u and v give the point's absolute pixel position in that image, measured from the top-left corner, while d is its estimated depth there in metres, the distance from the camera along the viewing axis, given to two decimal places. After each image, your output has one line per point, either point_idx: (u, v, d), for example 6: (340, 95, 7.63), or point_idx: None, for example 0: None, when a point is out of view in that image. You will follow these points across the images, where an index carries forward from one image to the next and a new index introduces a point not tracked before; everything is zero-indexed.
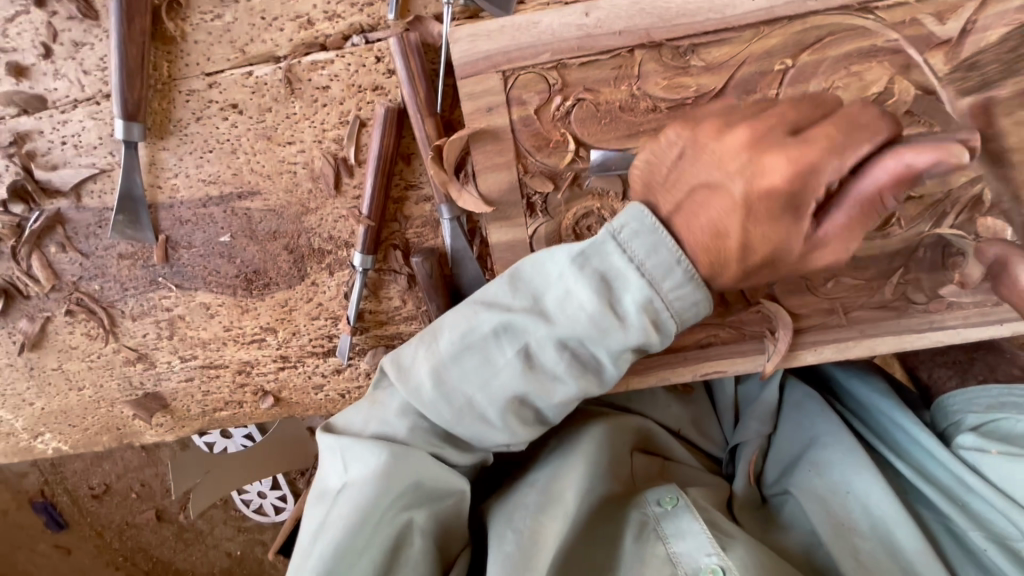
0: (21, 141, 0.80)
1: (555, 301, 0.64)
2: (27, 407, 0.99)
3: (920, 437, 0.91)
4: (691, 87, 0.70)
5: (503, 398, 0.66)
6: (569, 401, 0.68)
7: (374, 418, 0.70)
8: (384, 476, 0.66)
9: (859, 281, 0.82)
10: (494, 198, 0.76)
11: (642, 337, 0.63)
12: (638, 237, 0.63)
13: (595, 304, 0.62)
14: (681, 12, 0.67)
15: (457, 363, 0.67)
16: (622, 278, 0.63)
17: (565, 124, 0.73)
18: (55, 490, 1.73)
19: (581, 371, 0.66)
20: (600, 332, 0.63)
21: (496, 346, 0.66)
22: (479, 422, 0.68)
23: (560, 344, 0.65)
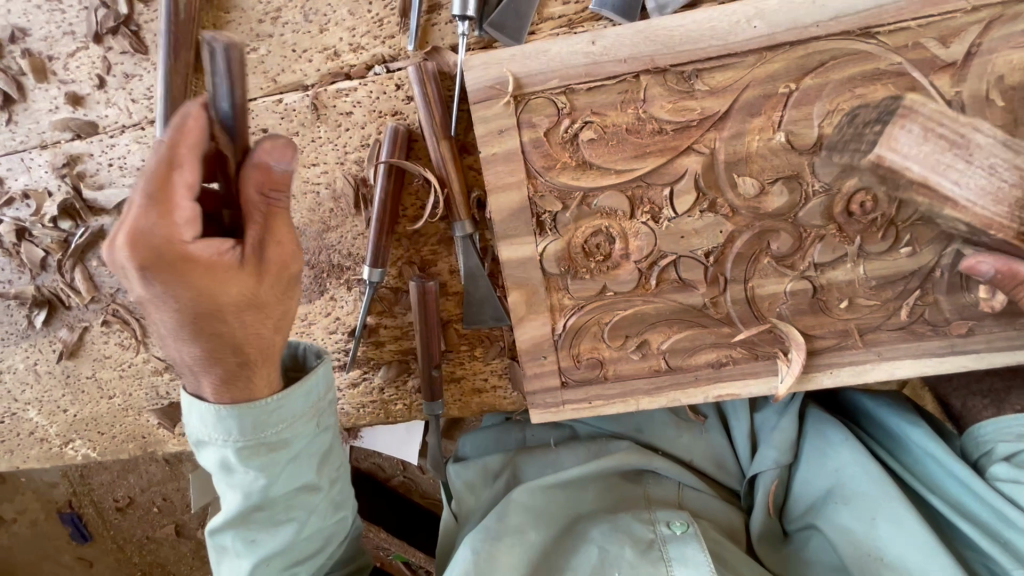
0: (73, 163, 0.87)
1: (221, 493, 0.72)
2: (61, 414, 1.04)
3: (949, 463, 0.89)
4: (696, 110, 0.73)
5: (275, 549, 0.73)
6: (312, 526, 0.76)
7: None
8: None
9: (875, 302, 0.81)
10: (505, 217, 0.79)
11: (275, 461, 0.69)
12: (190, 416, 0.67)
13: (246, 470, 0.68)
14: (685, 39, 0.70)
15: (258, 533, 0.73)
16: (214, 453, 0.68)
17: (573, 146, 0.76)
18: (83, 501, 1.79)
19: (288, 508, 0.73)
20: (245, 504, 0.70)
21: (246, 526, 0.72)
22: (279, 568, 0.75)
23: (256, 508, 0.71)
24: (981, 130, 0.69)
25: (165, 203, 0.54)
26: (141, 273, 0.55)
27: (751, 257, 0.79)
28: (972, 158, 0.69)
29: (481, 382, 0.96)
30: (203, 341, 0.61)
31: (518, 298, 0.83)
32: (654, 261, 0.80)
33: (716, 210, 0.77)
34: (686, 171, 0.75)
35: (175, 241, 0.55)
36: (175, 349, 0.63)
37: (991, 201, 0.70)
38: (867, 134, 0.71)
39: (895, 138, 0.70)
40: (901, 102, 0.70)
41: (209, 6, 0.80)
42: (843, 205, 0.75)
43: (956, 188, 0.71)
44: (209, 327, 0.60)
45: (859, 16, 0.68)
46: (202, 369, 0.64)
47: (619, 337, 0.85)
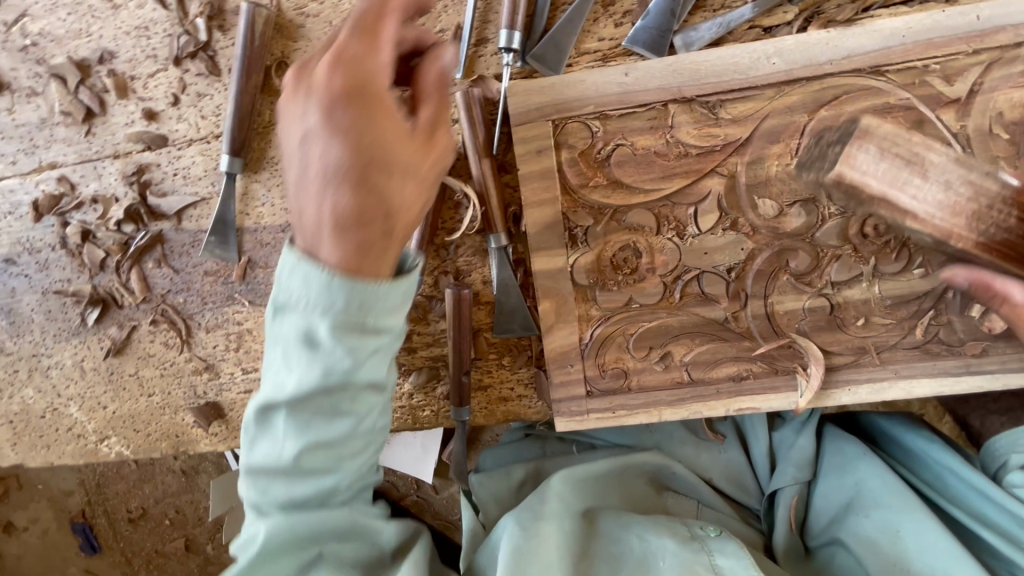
0: (141, 172, 0.95)
1: (282, 361, 0.64)
2: (101, 411, 1.08)
3: (968, 475, 0.91)
4: (719, 137, 0.79)
5: (325, 439, 0.66)
6: (368, 425, 0.69)
7: (252, 485, 0.69)
8: (278, 538, 0.69)
9: (890, 321, 0.84)
10: (539, 230, 0.85)
11: (362, 344, 0.61)
12: (294, 274, 0.60)
13: (331, 353, 0.61)
14: (709, 72, 0.77)
15: (308, 419, 0.65)
16: (303, 320, 0.61)
17: (605, 166, 0.82)
18: (95, 511, 1.80)
19: (352, 402, 0.66)
20: (314, 388, 0.63)
21: (299, 407, 0.65)
22: (320, 458, 0.67)
23: (322, 391, 0.63)
24: (934, 149, 0.75)
25: (373, 40, 0.61)
26: (335, 102, 0.59)
27: (771, 274, 0.84)
28: (928, 175, 0.75)
29: (507, 391, 0.99)
30: (356, 192, 0.59)
31: (548, 307, 0.88)
32: (678, 275, 0.85)
33: (737, 229, 0.82)
34: (710, 192, 0.81)
35: (371, 80, 0.61)
36: (315, 206, 0.61)
37: (947, 214, 0.76)
38: (832, 151, 0.78)
39: (853, 156, 0.76)
40: (858, 125, 0.76)
41: (280, 35, 0.89)
42: (858, 226, 0.80)
43: (913, 202, 0.76)
44: (365, 177, 0.60)
45: (868, 56, 0.75)
46: (330, 233, 0.60)
47: (644, 349, 0.89)
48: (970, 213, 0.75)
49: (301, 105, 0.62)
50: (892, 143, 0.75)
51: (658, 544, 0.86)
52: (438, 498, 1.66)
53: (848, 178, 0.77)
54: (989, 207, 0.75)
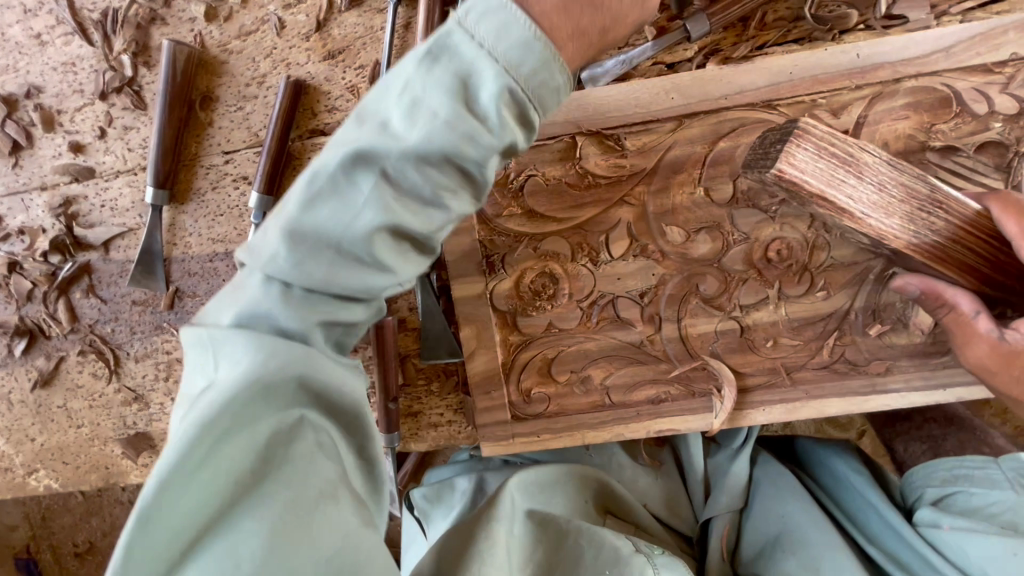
0: (69, 204, 0.95)
1: (404, 115, 0.52)
2: (28, 443, 1.07)
3: (888, 513, 0.92)
4: (626, 167, 0.82)
5: (378, 224, 0.52)
6: (440, 231, 0.58)
7: (252, 288, 0.53)
8: (265, 374, 0.49)
9: (799, 342, 0.87)
10: (458, 257, 0.87)
11: (506, 130, 0.53)
12: (478, 21, 0.51)
13: (478, 116, 0.52)
14: (612, 107, 0.80)
15: (398, 189, 0.53)
16: (460, 65, 0.52)
17: (520, 197, 0.85)
18: (41, 546, 1.75)
19: (443, 182, 0.54)
20: (445, 149, 0.51)
21: (356, 181, 0.52)
22: (364, 257, 0.53)
23: (420, 165, 0.52)
24: (867, 150, 0.71)
25: None
26: None
27: (682, 298, 0.86)
28: (863, 176, 0.71)
29: (438, 416, 0.99)
30: None
31: (469, 332, 0.89)
32: (594, 300, 0.87)
33: (648, 254, 0.85)
34: (619, 220, 0.84)
35: None
36: None
37: (881, 215, 0.71)
38: (772, 152, 0.71)
39: (792, 155, 0.69)
40: (795, 125, 0.71)
41: (205, 71, 0.91)
42: (761, 251, 0.84)
43: (850, 200, 0.71)
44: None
45: (760, 92, 0.79)
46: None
47: (564, 373, 0.91)
48: (904, 214, 0.72)
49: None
50: (832, 143, 0.70)
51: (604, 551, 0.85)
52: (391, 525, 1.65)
53: (792, 178, 0.69)
54: (919, 209, 0.72)
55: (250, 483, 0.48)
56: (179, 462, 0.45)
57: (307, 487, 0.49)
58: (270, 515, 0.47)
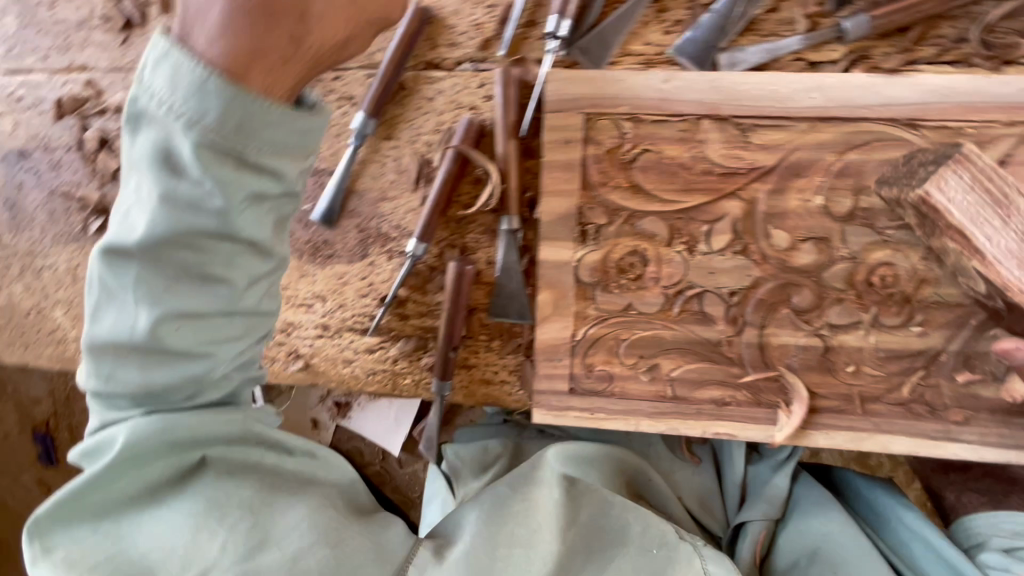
0: None
1: (125, 203, 0.62)
2: (85, 320, 1.08)
3: (934, 542, 0.92)
4: (745, 160, 0.79)
5: (165, 312, 0.62)
6: (254, 289, 0.67)
7: (100, 361, 0.64)
8: (145, 439, 0.66)
9: (880, 374, 0.84)
10: (553, 219, 0.85)
11: (228, 189, 0.59)
12: (159, 64, 0.57)
13: (188, 178, 0.58)
14: (748, 95, 0.77)
15: (171, 281, 0.62)
16: (163, 132, 0.58)
17: (628, 169, 0.82)
18: (59, 423, 1.80)
19: (207, 274, 0.62)
20: (173, 226, 0.59)
21: (131, 218, 0.61)
22: (185, 329, 0.63)
23: (162, 205, 0.59)
24: None
25: None
26: None
27: (772, 305, 0.84)
28: (1010, 220, 0.69)
29: (491, 374, 0.99)
30: None
31: (547, 297, 0.88)
32: (681, 290, 0.85)
33: (747, 254, 0.82)
34: (727, 214, 0.81)
35: None
36: None
37: (1016, 265, 0.69)
38: (920, 172, 0.73)
39: (943, 179, 0.70)
40: (959, 150, 0.72)
41: None
42: (864, 274, 0.81)
43: (987, 243, 0.69)
44: (266, 11, 0.60)
45: (906, 108, 0.75)
46: None
47: (633, 356, 0.89)
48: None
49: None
50: (989, 178, 0.69)
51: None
52: (401, 473, 1.67)
53: (934, 204, 0.70)
54: None
55: (147, 508, 0.68)
56: (113, 516, 0.67)
57: (230, 505, 0.68)
58: (183, 529, 0.66)
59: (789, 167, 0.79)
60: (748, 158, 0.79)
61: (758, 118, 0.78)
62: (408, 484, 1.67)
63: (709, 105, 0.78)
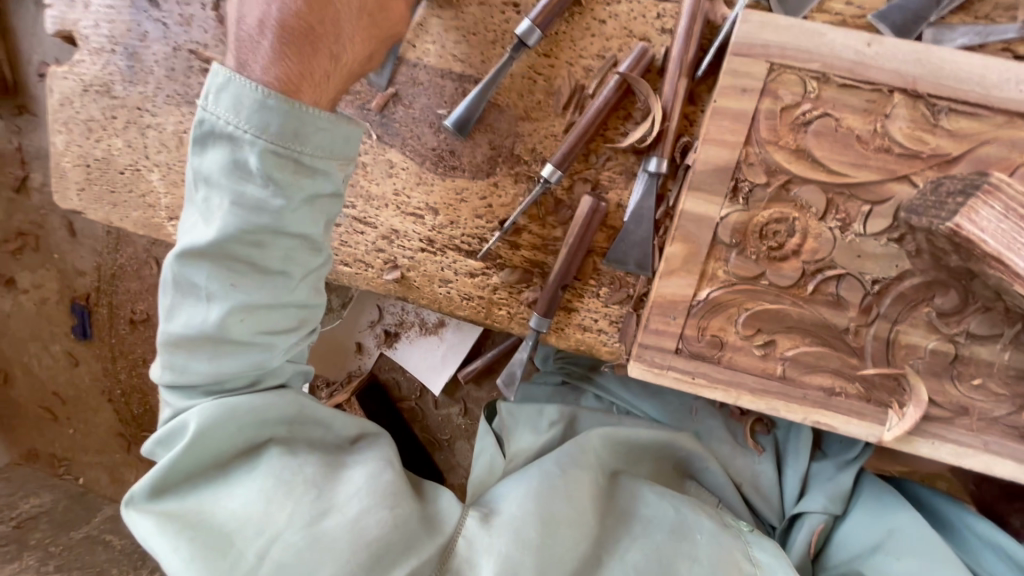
0: None
1: (227, 175, 0.69)
2: (181, 189, 1.05)
3: (1006, 546, 0.89)
4: (929, 145, 0.75)
5: (211, 254, 0.70)
6: (239, 317, 0.72)
7: (170, 364, 0.74)
8: (216, 419, 0.72)
9: (1005, 394, 0.82)
10: (707, 170, 0.81)
11: (258, 188, 0.69)
12: (225, 89, 0.67)
13: (257, 183, 0.69)
14: (952, 76, 0.73)
15: (215, 241, 0.69)
16: (232, 152, 0.68)
17: (801, 131, 0.78)
18: (101, 299, 1.78)
19: (259, 243, 0.71)
20: (243, 228, 0.69)
21: (211, 197, 0.70)
22: (220, 278, 0.71)
23: (245, 198, 0.68)
24: None
25: None
26: None
27: (912, 302, 0.81)
28: None
29: (590, 321, 0.96)
30: None
31: (679, 250, 0.84)
32: (821, 268, 0.82)
33: (902, 244, 0.79)
34: (893, 197, 0.78)
35: None
36: None
37: None
38: (950, 203, 0.69)
39: (975, 210, 0.66)
40: (987, 181, 0.68)
41: None
42: None
43: None
44: (310, 43, 0.72)
45: None
46: None
47: (751, 328, 0.86)
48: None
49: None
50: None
51: (695, 519, 0.88)
52: (434, 414, 1.65)
53: (967, 233, 0.65)
54: None
55: (216, 489, 0.74)
56: (197, 486, 0.74)
57: (296, 476, 0.74)
58: (258, 498, 0.72)
59: (974, 161, 0.75)
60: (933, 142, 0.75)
61: (954, 102, 0.74)
62: (438, 427, 1.65)
63: (905, 79, 0.74)
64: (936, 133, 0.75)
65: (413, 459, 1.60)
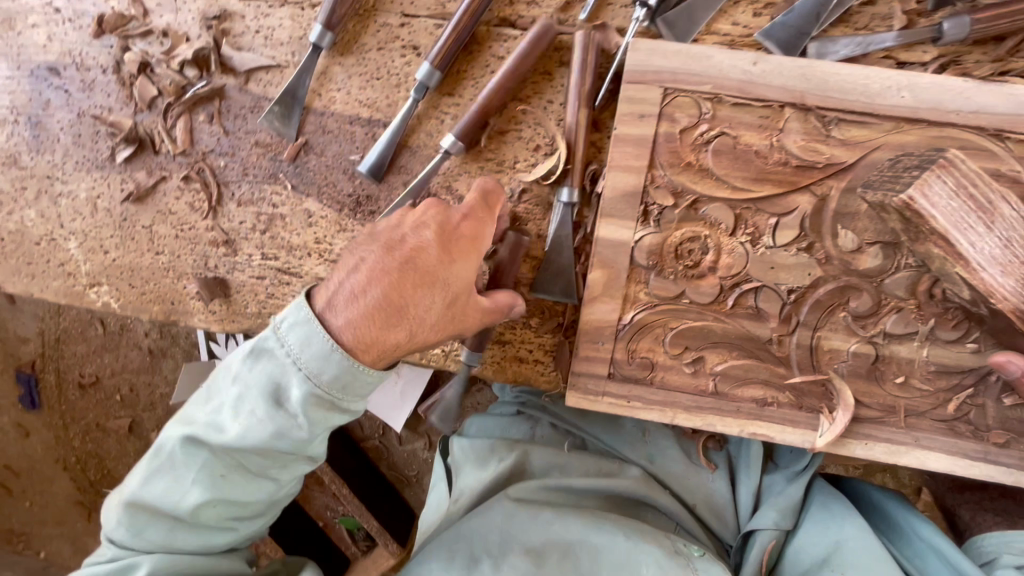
0: (223, 19, 0.90)
1: (264, 393, 0.69)
2: (100, 255, 1.02)
3: (948, 552, 0.90)
4: (824, 154, 0.77)
5: (218, 456, 0.71)
6: (219, 514, 0.73)
7: (131, 519, 0.71)
8: (163, 566, 0.71)
9: (928, 389, 0.83)
10: (615, 196, 0.82)
11: (285, 425, 0.69)
12: (298, 329, 0.69)
13: (292, 419, 0.69)
14: (838, 86, 0.75)
15: (222, 450, 0.71)
16: (279, 377, 0.69)
17: (701, 151, 0.79)
18: (46, 366, 1.72)
19: (267, 456, 0.72)
20: (256, 445, 0.69)
21: (234, 394, 0.71)
22: (220, 480, 0.71)
23: (265, 418, 0.69)
24: (1008, 200, 0.68)
25: None
26: None
27: (828, 308, 0.82)
28: (994, 226, 0.67)
29: (525, 352, 0.96)
30: None
31: (598, 277, 0.84)
32: (738, 282, 0.83)
33: (812, 252, 0.80)
34: (797, 207, 0.79)
35: None
36: None
37: (1000, 272, 0.68)
38: (905, 176, 0.73)
39: (927, 185, 0.69)
40: (942, 156, 0.70)
41: None
42: (927, 284, 0.79)
43: (971, 250, 0.68)
44: (393, 316, 0.70)
45: (996, 117, 0.73)
46: None
47: (679, 347, 0.86)
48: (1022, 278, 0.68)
49: (393, 220, 0.77)
50: (973, 184, 0.68)
51: (643, 548, 0.88)
52: (399, 450, 1.62)
53: (918, 209, 0.68)
54: None
55: None
56: None
57: None
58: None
59: (868, 166, 0.76)
60: (828, 152, 0.77)
61: (843, 112, 0.76)
62: (404, 463, 1.63)
63: (794, 94, 0.76)
64: (829, 143, 0.77)
65: (381, 499, 1.57)
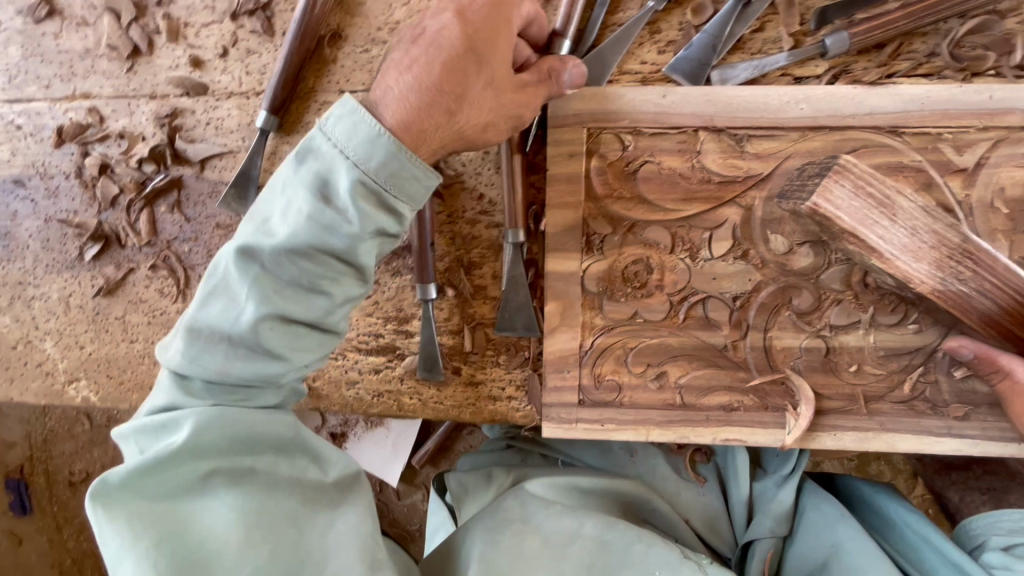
0: (175, 116, 0.96)
1: (317, 170, 0.63)
2: (76, 351, 1.04)
3: (936, 540, 0.91)
4: (742, 169, 0.83)
5: (273, 258, 0.64)
6: (274, 366, 0.67)
7: (187, 346, 0.65)
8: (209, 428, 0.65)
9: (882, 373, 0.87)
10: (558, 231, 0.87)
11: (349, 224, 0.63)
12: (344, 119, 0.63)
13: (339, 210, 0.63)
14: (742, 107, 0.82)
15: (275, 255, 0.64)
16: (325, 170, 0.63)
17: (630, 180, 0.85)
18: (35, 468, 1.70)
19: (315, 283, 0.66)
20: (314, 239, 0.63)
21: (293, 173, 0.65)
22: (284, 266, 0.64)
23: (324, 198, 0.63)
24: (903, 194, 0.72)
25: None
26: None
27: (774, 308, 0.86)
28: (896, 219, 0.72)
29: (498, 390, 0.97)
30: None
31: (555, 308, 0.88)
32: (685, 296, 0.87)
33: (748, 259, 0.85)
34: (726, 220, 0.84)
35: None
36: None
37: (910, 257, 0.73)
38: (809, 185, 0.75)
39: (830, 191, 0.72)
40: (836, 160, 0.74)
41: (340, 9, 0.93)
42: (860, 276, 0.84)
43: (881, 241, 0.72)
44: (437, 92, 0.66)
45: (888, 116, 0.80)
46: None
47: (641, 364, 0.89)
48: (932, 261, 0.73)
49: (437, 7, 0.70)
50: (869, 183, 0.72)
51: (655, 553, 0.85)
52: (399, 505, 1.61)
53: (825, 213, 0.72)
54: (950, 259, 0.73)
55: (189, 500, 0.65)
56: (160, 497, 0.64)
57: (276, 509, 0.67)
58: (233, 521, 0.64)
59: (783, 173, 0.82)
60: (744, 167, 0.83)
61: (751, 129, 0.82)
62: (406, 518, 1.61)
63: (704, 118, 0.83)
64: (744, 158, 0.83)
65: None
